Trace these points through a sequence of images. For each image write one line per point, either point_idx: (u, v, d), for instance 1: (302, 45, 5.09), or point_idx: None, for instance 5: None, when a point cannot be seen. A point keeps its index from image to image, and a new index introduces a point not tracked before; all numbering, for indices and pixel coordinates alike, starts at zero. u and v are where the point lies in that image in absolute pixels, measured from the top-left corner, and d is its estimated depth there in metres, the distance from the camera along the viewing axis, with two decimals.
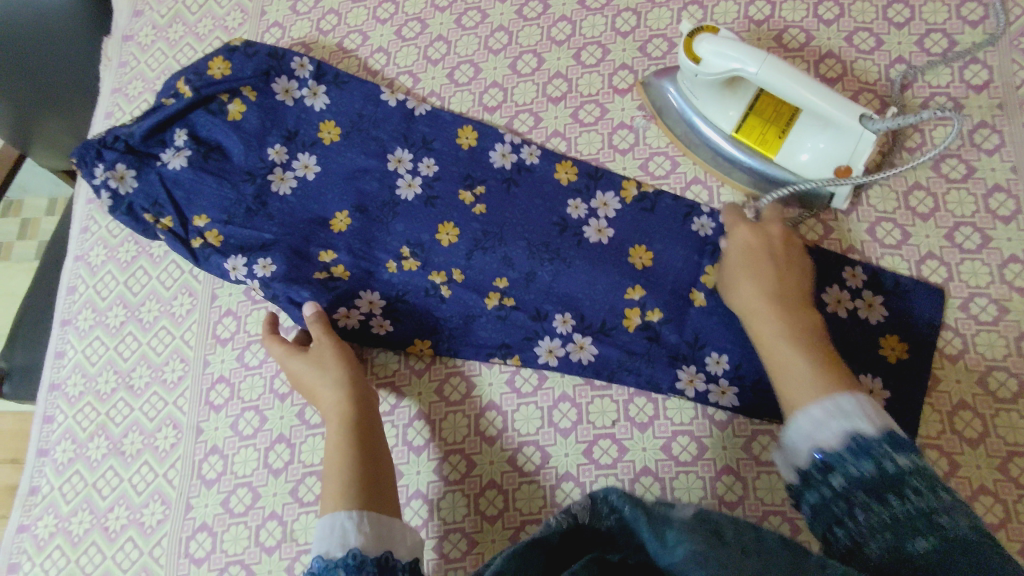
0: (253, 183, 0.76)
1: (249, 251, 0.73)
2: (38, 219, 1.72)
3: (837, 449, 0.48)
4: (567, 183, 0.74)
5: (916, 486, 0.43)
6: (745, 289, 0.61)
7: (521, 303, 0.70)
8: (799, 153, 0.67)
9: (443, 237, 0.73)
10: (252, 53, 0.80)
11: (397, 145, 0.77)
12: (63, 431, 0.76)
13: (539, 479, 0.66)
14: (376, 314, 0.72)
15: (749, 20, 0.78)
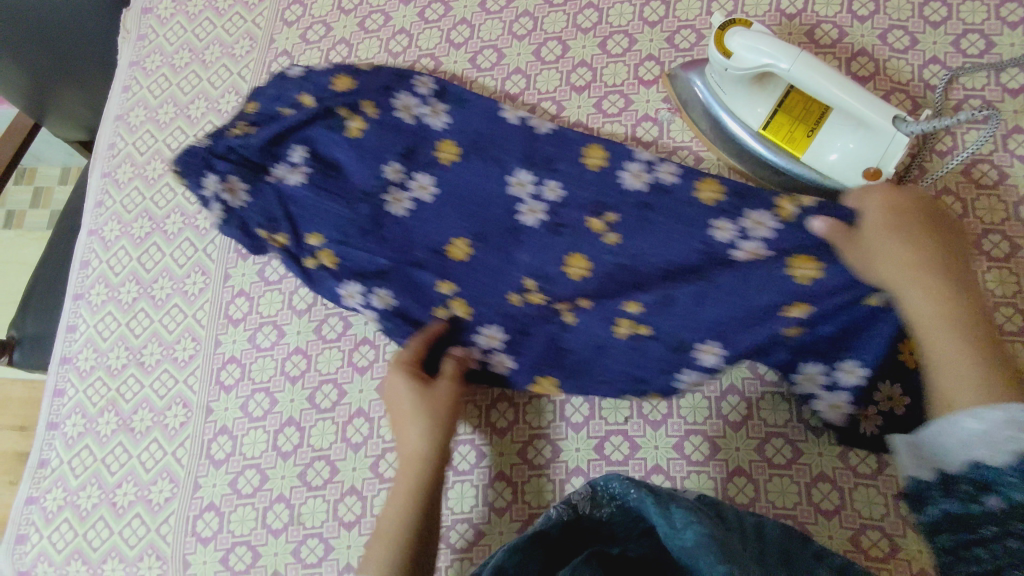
0: (369, 203, 0.70)
1: (365, 277, 0.68)
2: (51, 189, 1.73)
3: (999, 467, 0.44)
4: (712, 203, 0.64)
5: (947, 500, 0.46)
6: (886, 248, 0.54)
7: (613, 323, 0.64)
8: (828, 153, 0.65)
9: (573, 269, 0.65)
10: (378, 71, 0.77)
11: (518, 166, 0.70)
12: (74, 405, 0.76)
13: (549, 473, 0.66)
14: (496, 350, 0.67)
15: (781, 14, 0.76)
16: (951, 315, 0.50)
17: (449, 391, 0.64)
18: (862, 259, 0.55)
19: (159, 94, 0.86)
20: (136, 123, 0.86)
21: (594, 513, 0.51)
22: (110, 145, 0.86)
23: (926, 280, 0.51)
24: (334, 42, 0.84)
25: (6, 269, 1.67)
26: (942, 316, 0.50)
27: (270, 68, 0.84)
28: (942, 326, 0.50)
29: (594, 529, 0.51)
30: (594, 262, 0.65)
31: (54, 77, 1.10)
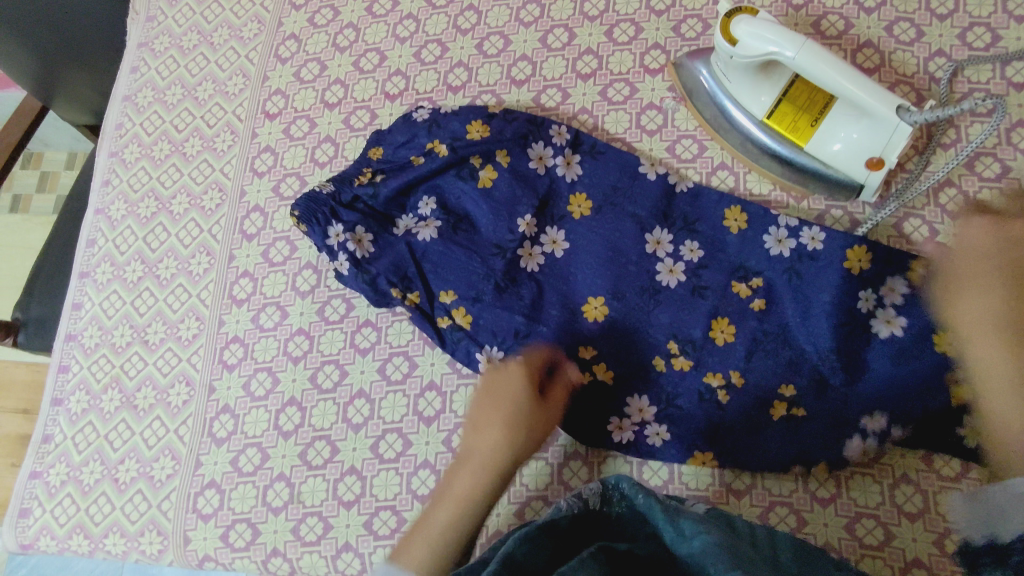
0: (502, 258, 0.71)
1: (506, 343, 0.69)
2: (58, 173, 1.73)
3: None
4: (859, 274, 0.65)
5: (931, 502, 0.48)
6: (981, 301, 0.49)
7: (698, 364, 0.67)
8: (832, 143, 0.66)
9: (716, 335, 0.67)
10: (511, 119, 0.74)
11: (656, 223, 0.71)
12: (78, 381, 0.76)
13: (544, 456, 0.68)
14: (648, 422, 0.67)
15: (787, 5, 0.76)
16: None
17: (556, 409, 0.62)
18: (967, 314, 0.50)
19: (167, 75, 0.87)
20: (144, 103, 0.86)
21: (604, 510, 0.51)
22: (117, 125, 0.86)
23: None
24: (341, 26, 0.84)
25: (11, 251, 1.68)
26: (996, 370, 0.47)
27: (277, 51, 0.84)
28: (985, 332, 0.48)
29: (603, 525, 0.50)
30: (739, 327, 0.67)
31: (63, 59, 1.10)
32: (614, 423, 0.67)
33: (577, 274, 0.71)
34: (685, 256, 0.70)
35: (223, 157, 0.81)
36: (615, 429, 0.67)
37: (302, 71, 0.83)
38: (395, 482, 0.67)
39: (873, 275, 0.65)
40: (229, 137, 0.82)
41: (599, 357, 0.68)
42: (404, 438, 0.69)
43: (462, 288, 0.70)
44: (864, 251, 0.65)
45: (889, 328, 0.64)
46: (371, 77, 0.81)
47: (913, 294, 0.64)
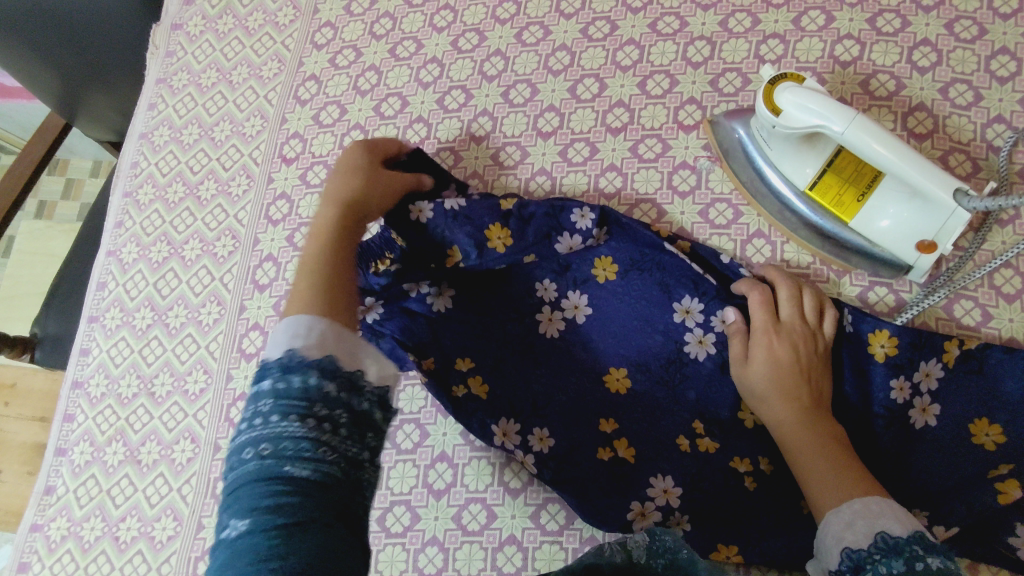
0: (519, 322, 0.68)
1: (522, 416, 0.65)
2: (82, 182, 1.73)
3: (865, 549, 0.47)
4: (884, 359, 0.61)
5: (927, 560, 0.44)
6: (757, 372, 0.60)
7: (725, 446, 0.63)
8: (879, 219, 0.61)
9: (745, 417, 0.63)
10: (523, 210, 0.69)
11: (684, 290, 0.66)
12: (83, 432, 0.75)
13: (561, 540, 0.63)
14: (674, 508, 0.62)
15: (835, 61, 0.71)
16: (821, 429, 0.56)
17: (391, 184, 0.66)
18: (752, 387, 0.60)
19: (184, 114, 0.85)
20: (160, 142, 0.84)
21: (648, 563, 0.47)
22: (133, 164, 0.85)
23: (799, 405, 0.58)
24: (363, 68, 0.81)
25: (36, 257, 1.67)
26: (787, 427, 0.57)
27: (297, 92, 0.82)
28: (770, 396, 0.59)
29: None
30: None
31: (82, 82, 1.09)
32: (636, 507, 0.62)
33: (601, 342, 0.67)
34: (716, 328, 0.65)
35: (238, 202, 0.79)
36: (637, 515, 0.62)
37: (321, 114, 0.80)
38: (400, 559, 0.65)
39: (902, 357, 0.60)
40: (245, 181, 0.80)
41: (622, 431, 0.64)
42: (412, 512, 0.66)
43: (481, 357, 0.67)
44: (889, 336, 0.61)
45: (924, 418, 0.59)
46: (391, 123, 0.78)
47: (947, 380, 0.59)
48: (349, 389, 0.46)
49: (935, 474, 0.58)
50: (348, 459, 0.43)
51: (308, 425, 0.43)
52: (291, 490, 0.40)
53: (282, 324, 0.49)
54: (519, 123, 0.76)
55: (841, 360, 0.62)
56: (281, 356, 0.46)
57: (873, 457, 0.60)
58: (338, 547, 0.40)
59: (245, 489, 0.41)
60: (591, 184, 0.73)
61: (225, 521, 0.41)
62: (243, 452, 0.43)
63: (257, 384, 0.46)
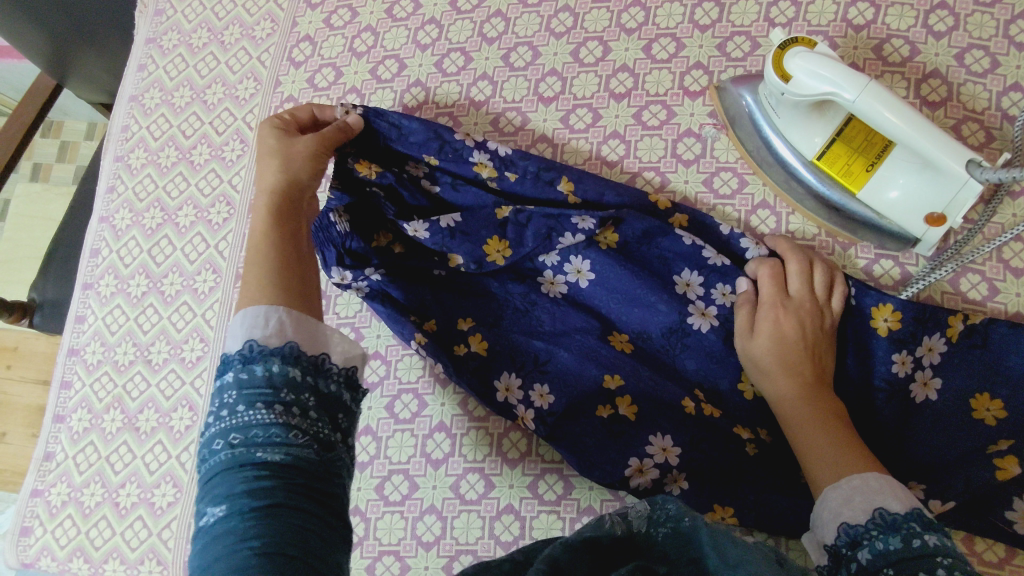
0: (522, 282, 0.67)
1: (524, 370, 0.64)
2: (77, 144, 1.71)
3: (863, 524, 0.46)
4: (887, 333, 0.60)
5: (926, 537, 0.44)
6: (760, 346, 0.59)
7: (726, 413, 0.63)
8: (889, 190, 0.60)
9: (745, 388, 0.63)
10: (524, 221, 0.65)
11: (683, 263, 0.65)
12: (80, 399, 0.75)
13: (558, 510, 0.64)
14: (672, 466, 0.61)
15: (847, 24, 0.69)
16: (824, 402, 0.56)
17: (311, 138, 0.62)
18: (756, 361, 0.59)
19: (175, 76, 0.82)
20: (151, 105, 0.82)
21: (648, 531, 0.44)
22: (124, 127, 0.83)
23: (804, 377, 0.57)
24: (360, 29, 0.78)
25: (31, 221, 1.66)
26: (789, 404, 0.56)
27: (291, 54, 0.79)
28: (772, 371, 0.58)
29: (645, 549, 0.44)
30: None
31: (71, 38, 1.05)
32: (634, 464, 0.61)
33: (605, 305, 0.66)
34: (716, 300, 0.64)
35: (232, 167, 0.77)
36: (635, 471, 0.61)
37: (316, 77, 0.78)
38: (399, 526, 0.66)
39: (906, 331, 0.59)
40: (239, 146, 0.78)
41: (625, 389, 0.62)
42: (410, 481, 0.67)
43: (481, 315, 0.67)
44: (893, 310, 0.60)
45: (924, 392, 0.59)
46: (388, 86, 0.76)
47: (950, 355, 0.59)
48: (316, 369, 0.49)
49: (932, 448, 0.57)
50: (321, 440, 0.46)
51: (275, 411, 0.45)
52: (262, 471, 0.42)
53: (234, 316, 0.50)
54: (518, 88, 0.74)
55: (843, 334, 0.62)
56: (242, 348, 0.48)
57: (871, 429, 0.59)
58: (310, 512, 0.42)
59: (217, 477, 0.43)
60: (593, 152, 0.71)
61: (201, 512, 0.43)
62: (212, 443, 0.45)
63: (221, 378, 0.48)
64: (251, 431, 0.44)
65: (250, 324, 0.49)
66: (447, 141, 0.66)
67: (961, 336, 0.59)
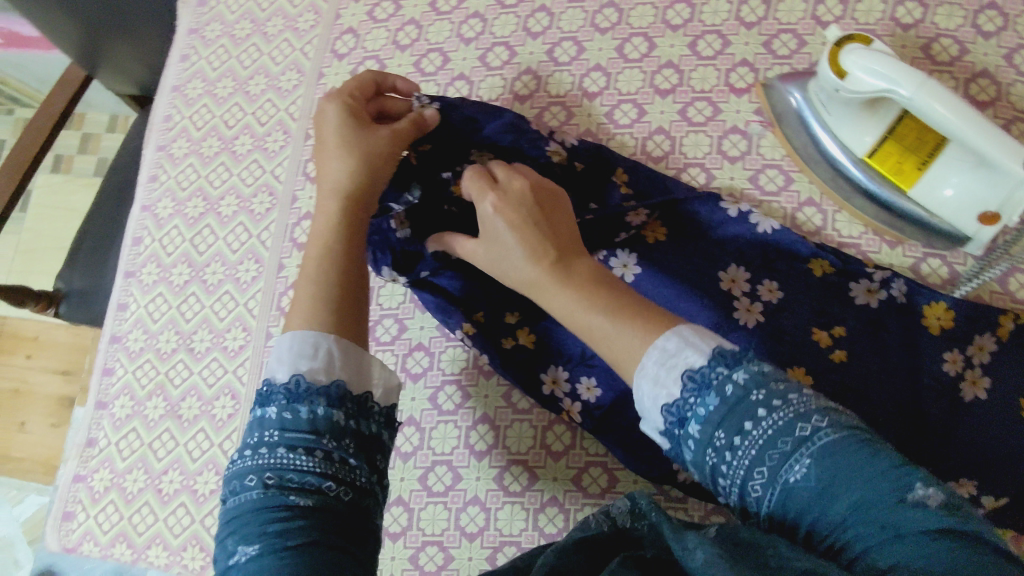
0: None
1: (571, 364, 0.65)
2: (100, 136, 1.68)
3: (679, 397, 0.42)
4: (938, 332, 0.60)
5: (766, 403, 0.39)
6: (508, 250, 0.54)
7: None
8: (943, 188, 0.60)
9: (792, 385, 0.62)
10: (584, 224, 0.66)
11: (730, 260, 0.65)
12: (122, 386, 0.75)
13: (602, 503, 0.64)
14: None
15: (895, 23, 0.69)
16: (582, 280, 0.51)
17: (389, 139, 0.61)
18: (510, 272, 0.55)
19: (218, 66, 0.83)
20: (193, 95, 0.83)
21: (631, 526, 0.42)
22: (166, 117, 0.83)
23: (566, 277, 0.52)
24: (403, 22, 0.79)
25: (55, 212, 1.67)
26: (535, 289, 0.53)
27: (334, 46, 0.80)
28: (526, 278, 0.54)
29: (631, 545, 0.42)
30: (818, 380, 0.61)
31: (107, 25, 1.05)
32: None
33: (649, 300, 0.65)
34: (763, 296, 0.64)
35: (275, 158, 0.78)
36: None
37: (359, 69, 0.78)
38: (442, 517, 0.66)
39: (959, 330, 0.60)
40: (282, 137, 0.78)
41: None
42: (453, 472, 0.67)
43: (527, 309, 0.67)
44: (946, 308, 0.60)
45: (974, 391, 0.59)
46: (432, 80, 0.76)
47: (1000, 354, 0.59)
48: (358, 412, 0.48)
49: (984, 446, 0.58)
50: (356, 487, 0.46)
51: (315, 459, 0.45)
52: (291, 516, 0.43)
53: (276, 344, 0.50)
54: (563, 83, 0.74)
55: (892, 332, 0.61)
56: (288, 382, 0.48)
57: (921, 429, 0.59)
58: (348, 556, 0.43)
59: (247, 513, 0.44)
60: (637, 147, 0.71)
61: (228, 543, 0.44)
62: (247, 479, 0.45)
63: (262, 409, 0.48)
64: (289, 475, 0.44)
65: (294, 356, 0.49)
66: (523, 134, 0.66)
67: (1013, 335, 0.59)
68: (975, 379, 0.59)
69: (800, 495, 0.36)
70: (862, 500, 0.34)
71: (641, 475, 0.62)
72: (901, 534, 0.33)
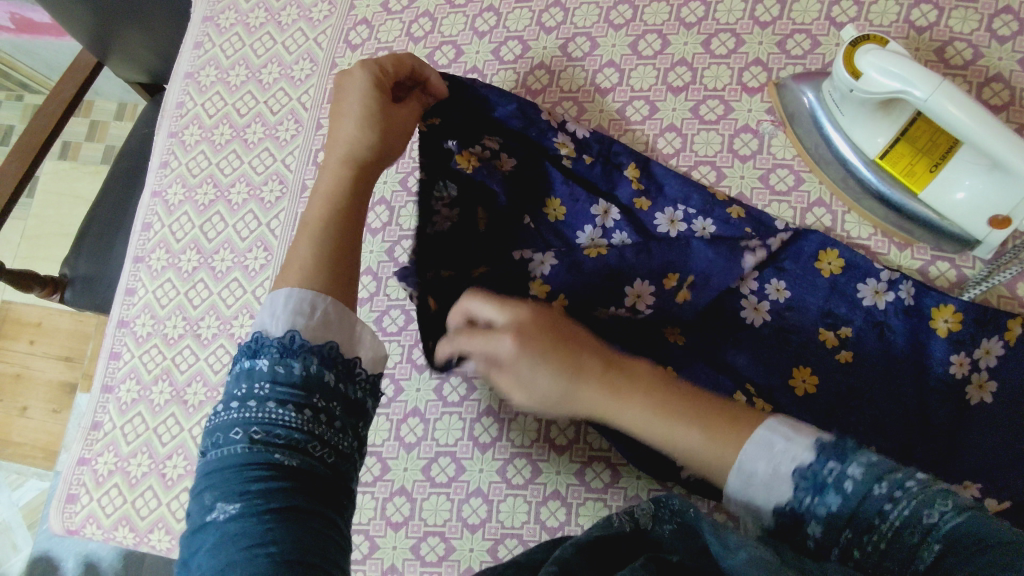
0: None
1: None
2: (107, 123, 1.69)
3: (790, 497, 0.41)
4: (946, 335, 0.60)
5: (889, 495, 0.38)
6: (541, 375, 0.47)
7: None
8: (954, 192, 0.59)
9: (796, 384, 0.62)
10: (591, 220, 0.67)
11: None
12: (129, 370, 0.75)
13: (605, 498, 0.64)
14: None
15: (909, 26, 0.69)
16: (638, 381, 0.47)
17: (404, 118, 0.63)
18: (550, 396, 0.48)
19: (231, 54, 0.83)
20: (206, 82, 0.83)
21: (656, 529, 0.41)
22: (178, 103, 0.83)
23: (592, 387, 0.47)
24: (417, 14, 0.79)
25: (61, 198, 1.67)
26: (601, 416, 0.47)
27: (347, 36, 0.80)
28: (573, 391, 0.47)
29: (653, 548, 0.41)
30: (824, 380, 0.61)
31: (120, 13, 1.05)
32: None
33: None
34: (771, 296, 0.64)
35: (286, 146, 0.78)
36: None
37: None
38: (444, 508, 0.66)
39: (966, 333, 0.60)
40: (293, 125, 0.78)
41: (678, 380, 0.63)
42: (457, 463, 0.67)
43: None
44: (954, 310, 0.60)
45: (979, 394, 0.59)
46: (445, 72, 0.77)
47: (1008, 357, 0.59)
48: (347, 375, 0.49)
49: (990, 449, 0.57)
50: (338, 451, 0.46)
51: (303, 416, 0.45)
52: (276, 471, 0.42)
53: (267, 302, 0.50)
54: (575, 78, 0.74)
55: (898, 334, 0.61)
56: (282, 337, 0.47)
57: (925, 431, 0.59)
58: (328, 512, 0.42)
59: (229, 466, 0.43)
60: (648, 144, 0.71)
61: (203, 496, 0.43)
62: (232, 431, 0.45)
63: (251, 361, 0.47)
64: (276, 430, 0.44)
65: (291, 313, 0.49)
66: (534, 122, 0.68)
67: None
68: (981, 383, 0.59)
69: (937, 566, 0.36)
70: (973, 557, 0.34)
71: (645, 472, 0.63)
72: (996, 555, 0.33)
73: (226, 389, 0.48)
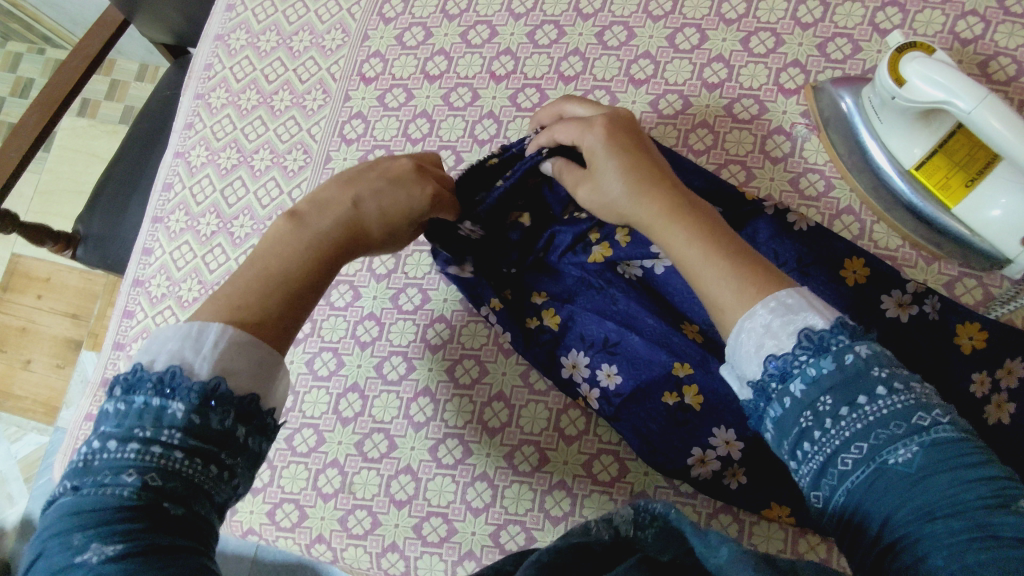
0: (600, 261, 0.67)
1: (593, 350, 0.65)
2: (127, 83, 1.68)
3: (791, 352, 0.41)
4: (970, 352, 0.59)
5: (888, 383, 0.38)
6: (611, 184, 0.53)
7: None
8: (989, 208, 0.59)
9: None
10: None
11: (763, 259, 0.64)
12: (141, 329, 0.75)
13: (611, 491, 0.64)
14: (733, 459, 0.61)
15: (954, 37, 0.68)
16: (698, 218, 0.49)
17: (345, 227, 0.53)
18: (607, 200, 0.54)
19: (264, 19, 0.82)
20: (236, 46, 0.82)
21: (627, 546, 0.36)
22: (207, 65, 0.83)
23: (659, 198, 0.51)
24: None
25: (77, 155, 1.67)
26: (658, 215, 0.50)
27: (381, 10, 0.79)
28: (650, 210, 0.51)
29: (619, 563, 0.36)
30: None
31: None
32: (696, 454, 0.61)
33: (675, 295, 0.65)
34: None
35: (312, 116, 0.77)
36: (696, 461, 0.62)
37: (405, 36, 0.78)
38: (449, 490, 0.66)
39: (990, 352, 0.59)
40: (321, 96, 0.78)
41: (693, 378, 0.62)
42: (464, 446, 0.67)
43: (556, 290, 0.67)
44: (979, 328, 0.60)
45: (998, 414, 0.58)
46: (477, 52, 0.76)
47: None
48: (258, 431, 0.43)
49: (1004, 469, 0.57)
50: (218, 506, 0.40)
51: (207, 471, 0.39)
52: (153, 530, 0.36)
53: (178, 325, 0.43)
54: (610, 67, 0.73)
55: (921, 347, 0.60)
56: (205, 381, 0.41)
57: None
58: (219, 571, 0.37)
59: (105, 514, 0.36)
60: (679, 140, 0.71)
61: (65, 541, 0.36)
62: (122, 471, 0.38)
63: (160, 401, 0.40)
64: (173, 478, 0.38)
65: (222, 354, 0.42)
66: None
67: None
68: (1001, 403, 0.58)
69: (897, 476, 0.36)
70: (950, 503, 0.34)
71: (653, 467, 0.63)
72: (994, 536, 0.32)
73: (108, 423, 0.40)
